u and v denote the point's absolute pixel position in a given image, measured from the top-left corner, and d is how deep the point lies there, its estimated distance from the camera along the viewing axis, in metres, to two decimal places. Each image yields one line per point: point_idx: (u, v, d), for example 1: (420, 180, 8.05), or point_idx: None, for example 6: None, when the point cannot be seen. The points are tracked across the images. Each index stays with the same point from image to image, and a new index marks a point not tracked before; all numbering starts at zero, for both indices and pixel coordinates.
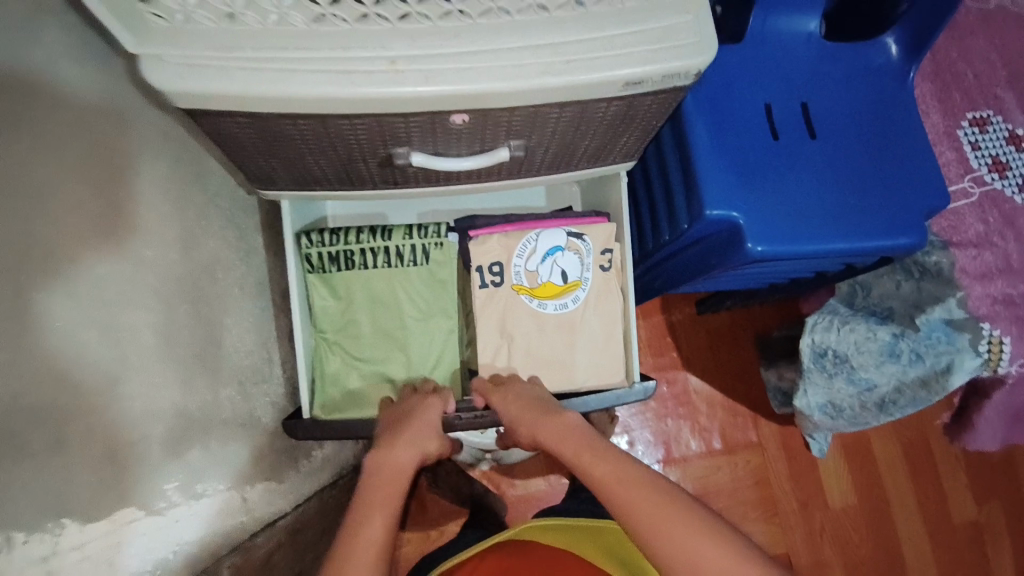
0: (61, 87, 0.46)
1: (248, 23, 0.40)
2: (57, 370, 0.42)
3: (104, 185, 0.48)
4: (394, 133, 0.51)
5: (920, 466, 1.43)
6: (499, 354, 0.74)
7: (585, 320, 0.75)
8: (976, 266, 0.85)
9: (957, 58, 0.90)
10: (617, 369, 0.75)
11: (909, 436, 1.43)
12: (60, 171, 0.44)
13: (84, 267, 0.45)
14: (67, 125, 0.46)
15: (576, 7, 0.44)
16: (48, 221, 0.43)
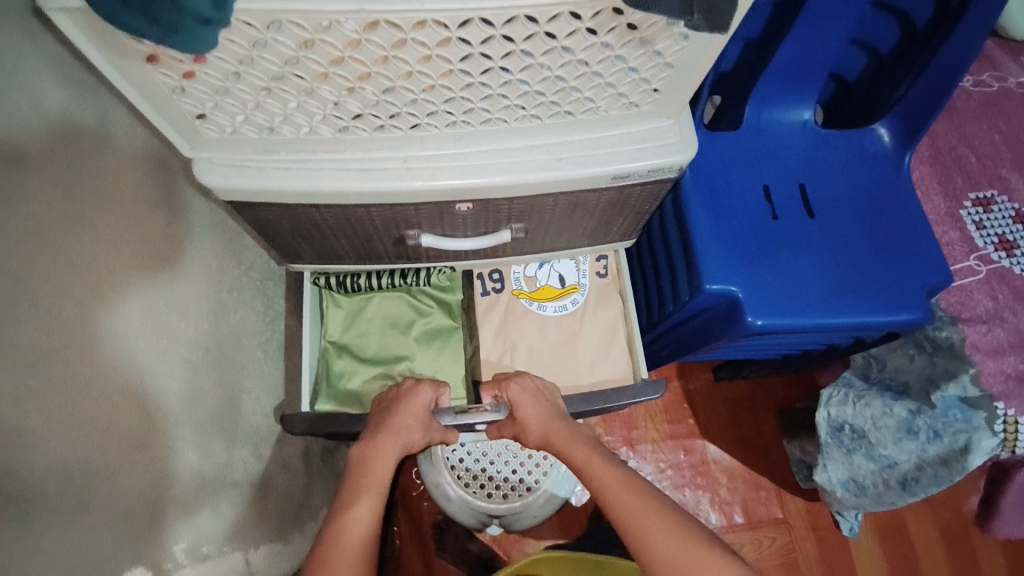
0: (123, 177, 0.51)
1: (284, 134, 0.46)
2: (87, 433, 0.44)
3: (152, 267, 0.52)
4: (406, 219, 0.57)
5: (958, 551, 1.33)
6: (504, 355, 0.80)
7: (585, 321, 0.82)
8: (987, 341, 0.84)
9: (957, 142, 0.94)
10: (622, 368, 0.80)
11: (944, 517, 1.35)
12: (115, 257, 0.48)
13: (124, 339, 0.48)
14: (126, 214, 0.50)
15: (566, 116, 0.49)
16: (96, 298, 0.46)
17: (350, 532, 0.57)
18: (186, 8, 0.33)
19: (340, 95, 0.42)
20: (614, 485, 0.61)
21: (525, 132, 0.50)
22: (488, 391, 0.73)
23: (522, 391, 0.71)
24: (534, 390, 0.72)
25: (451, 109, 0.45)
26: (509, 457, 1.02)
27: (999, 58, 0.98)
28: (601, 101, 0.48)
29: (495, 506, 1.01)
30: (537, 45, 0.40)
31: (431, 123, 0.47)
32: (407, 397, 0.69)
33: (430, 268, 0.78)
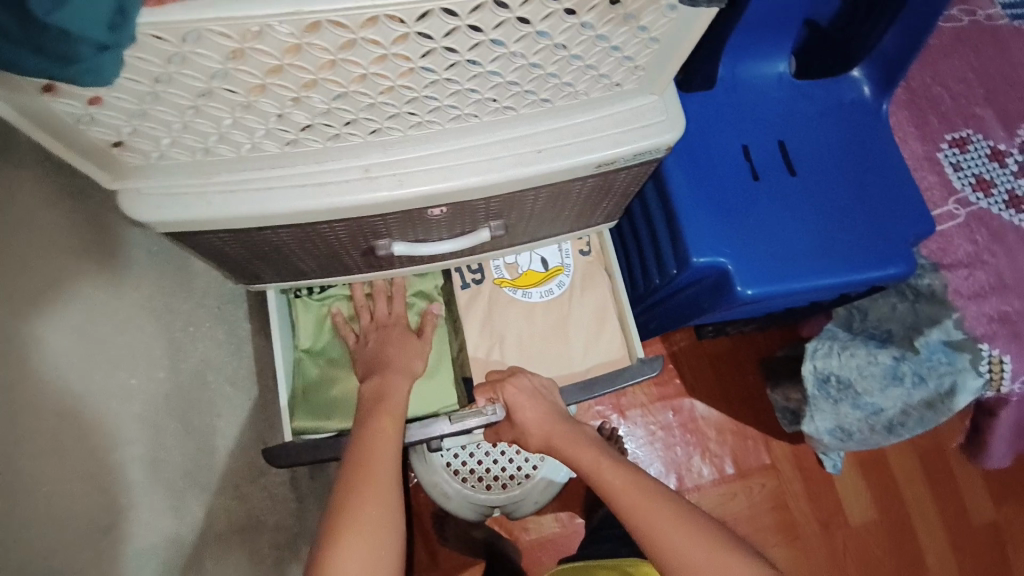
0: (37, 223, 0.43)
1: (222, 155, 0.40)
2: (31, 529, 0.38)
3: (86, 327, 0.45)
4: (373, 230, 0.52)
5: (936, 474, 1.41)
6: (492, 350, 0.76)
7: (573, 305, 0.78)
8: (969, 285, 0.85)
9: (931, 82, 0.92)
10: (616, 351, 0.77)
11: (923, 445, 1.42)
12: (43, 323, 0.41)
13: (65, 415, 0.42)
14: (48, 269, 0.43)
15: (543, 104, 0.44)
16: (26, 375, 0.39)
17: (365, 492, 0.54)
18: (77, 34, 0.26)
19: (283, 106, 0.36)
20: (627, 488, 0.59)
21: (498, 124, 0.45)
22: (481, 394, 0.71)
23: (520, 388, 0.69)
24: (532, 388, 0.70)
25: (414, 110, 0.40)
26: (505, 446, 1.01)
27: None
28: (581, 85, 0.43)
29: (495, 497, 1.00)
30: (509, 33, 0.34)
31: (393, 126, 0.41)
32: (394, 338, 0.72)
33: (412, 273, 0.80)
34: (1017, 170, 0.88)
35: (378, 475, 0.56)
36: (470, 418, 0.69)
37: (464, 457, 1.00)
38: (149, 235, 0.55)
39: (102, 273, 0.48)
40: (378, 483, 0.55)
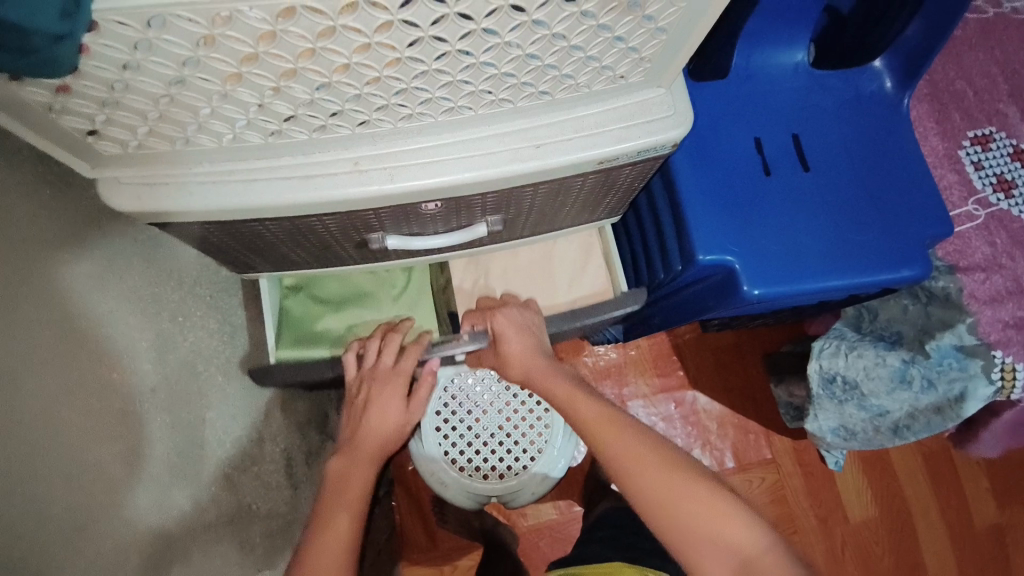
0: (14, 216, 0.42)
1: (202, 144, 0.38)
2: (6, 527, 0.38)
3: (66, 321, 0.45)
4: (366, 223, 0.50)
5: (939, 474, 1.39)
6: (477, 280, 0.76)
7: (560, 242, 0.79)
8: (985, 290, 0.82)
9: (955, 76, 0.87)
10: (601, 284, 0.77)
11: (927, 445, 1.40)
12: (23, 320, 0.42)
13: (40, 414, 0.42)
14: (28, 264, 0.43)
15: (541, 96, 0.41)
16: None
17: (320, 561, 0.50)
18: (29, 27, 0.25)
19: (263, 96, 0.34)
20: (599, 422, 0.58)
21: (493, 116, 0.42)
22: (469, 320, 0.70)
23: (508, 319, 0.69)
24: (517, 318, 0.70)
25: (403, 102, 0.37)
26: (503, 436, 1.01)
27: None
28: (582, 78, 0.40)
29: (491, 488, 0.99)
30: (501, 22, 0.32)
31: (382, 118, 0.39)
32: (384, 400, 0.63)
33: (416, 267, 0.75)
34: None
35: (339, 536, 0.52)
36: (450, 346, 0.67)
37: (462, 447, 1.00)
38: (135, 224, 0.54)
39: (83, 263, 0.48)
40: (337, 547, 0.51)
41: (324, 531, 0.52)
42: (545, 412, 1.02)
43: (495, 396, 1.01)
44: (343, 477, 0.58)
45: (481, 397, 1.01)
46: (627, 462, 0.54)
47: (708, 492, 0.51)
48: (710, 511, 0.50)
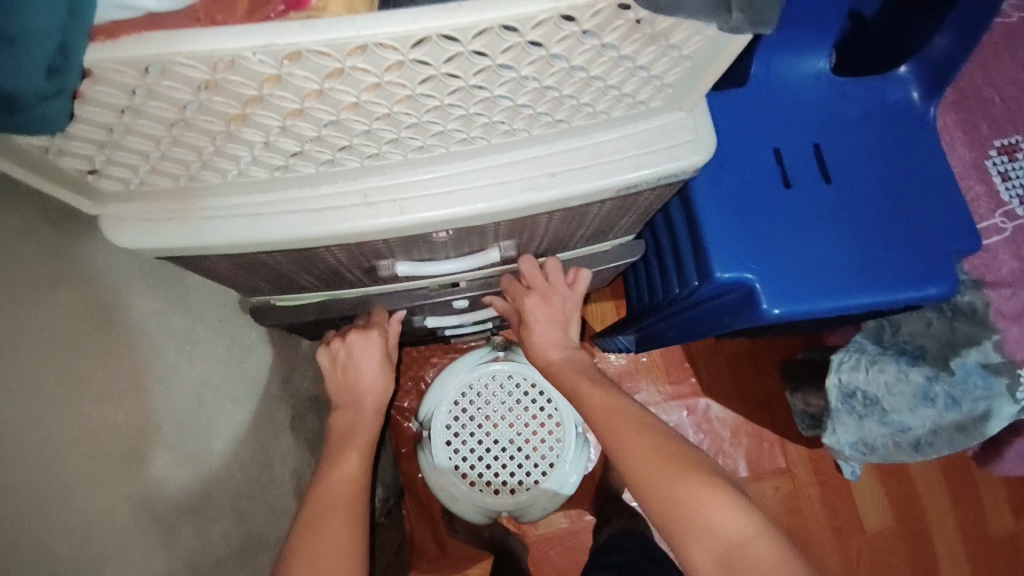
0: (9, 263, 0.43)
1: (207, 181, 0.37)
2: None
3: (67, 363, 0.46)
4: (376, 251, 0.49)
5: (958, 484, 1.36)
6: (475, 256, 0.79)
7: None
8: (1013, 305, 0.78)
9: (982, 81, 0.84)
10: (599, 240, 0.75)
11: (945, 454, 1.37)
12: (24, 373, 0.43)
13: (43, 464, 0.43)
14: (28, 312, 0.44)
15: (557, 124, 0.40)
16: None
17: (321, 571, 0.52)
18: (14, 88, 0.25)
19: (269, 135, 0.32)
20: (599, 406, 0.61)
21: (508, 145, 0.41)
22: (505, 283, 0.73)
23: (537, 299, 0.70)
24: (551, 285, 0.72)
25: (414, 135, 0.36)
26: (514, 450, 0.99)
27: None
28: (600, 106, 0.39)
29: (502, 503, 0.97)
30: (517, 57, 0.30)
31: (392, 150, 0.37)
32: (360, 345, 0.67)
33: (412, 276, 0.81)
34: None
35: (339, 514, 0.56)
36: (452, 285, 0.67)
37: (473, 461, 0.98)
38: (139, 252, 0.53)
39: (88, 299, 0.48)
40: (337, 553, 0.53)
41: (327, 489, 0.58)
42: (557, 426, 1.00)
43: (506, 410, 1.00)
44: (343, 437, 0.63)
45: (492, 410, 1.00)
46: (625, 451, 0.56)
47: (698, 479, 0.51)
48: (700, 496, 0.50)
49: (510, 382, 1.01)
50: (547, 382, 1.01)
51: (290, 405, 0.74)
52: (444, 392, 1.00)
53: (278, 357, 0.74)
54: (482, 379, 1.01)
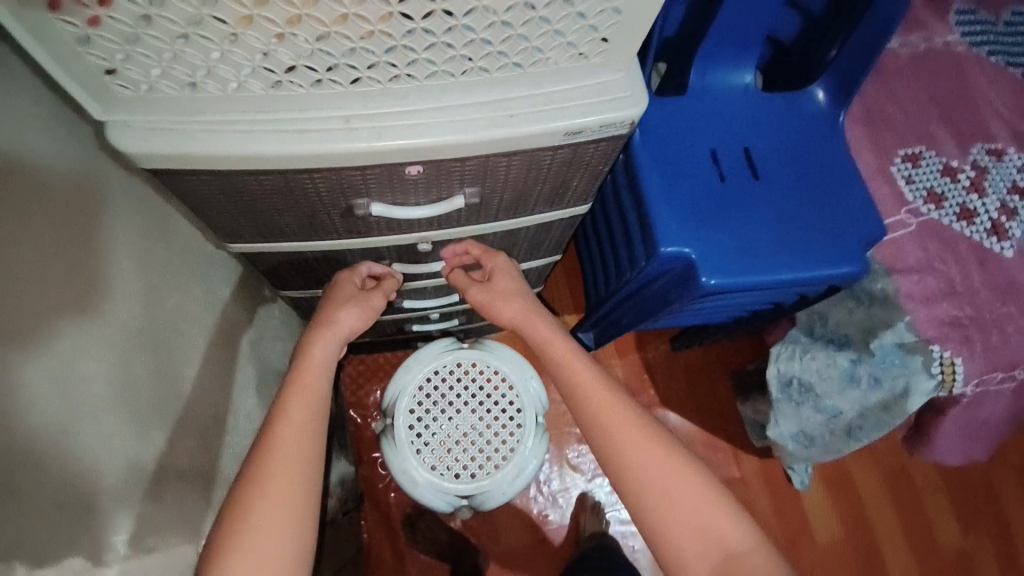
0: (42, 164, 0.48)
1: (208, 92, 0.42)
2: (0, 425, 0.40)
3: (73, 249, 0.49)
4: (353, 186, 0.54)
5: (902, 495, 1.43)
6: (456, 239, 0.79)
7: None
8: (920, 290, 0.88)
9: (886, 101, 0.98)
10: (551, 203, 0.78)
11: (888, 464, 1.45)
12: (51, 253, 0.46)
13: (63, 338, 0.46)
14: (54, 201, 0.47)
15: (514, 68, 0.47)
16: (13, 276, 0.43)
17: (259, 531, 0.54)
18: None
19: (268, 42, 0.39)
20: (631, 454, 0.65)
21: (472, 86, 0.48)
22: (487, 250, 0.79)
23: (505, 263, 0.76)
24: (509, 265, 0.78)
25: (394, 61, 0.43)
26: (476, 436, 1.01)
27: (927, 19, 1.06)
28: (550, 53, 0.46)
29: (461, 487, 0.98)
30: None
31: (373, 77, 0.44)
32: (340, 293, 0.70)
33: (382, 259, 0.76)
34: (968, 186, 0.94)
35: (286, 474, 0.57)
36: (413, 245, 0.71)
37: (436, 445, 1.00)
38: (134, 183, 0.58)
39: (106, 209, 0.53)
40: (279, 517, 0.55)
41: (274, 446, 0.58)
42: (518, 413, 1.03)
43: (470, 395, 1.03)
44: (301, 355, 0.65)
45: (457, 396, 1.03)
46: (642, 475, 0.64)
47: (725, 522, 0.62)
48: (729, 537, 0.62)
49: (474, 370, 1.04)
50: (510, 369, 1.04)
51: (256, 367, 0.77)
52: (409, 377, 1.02)
53: (250, 321, 0.77)
54: (446, 367, 1.04)
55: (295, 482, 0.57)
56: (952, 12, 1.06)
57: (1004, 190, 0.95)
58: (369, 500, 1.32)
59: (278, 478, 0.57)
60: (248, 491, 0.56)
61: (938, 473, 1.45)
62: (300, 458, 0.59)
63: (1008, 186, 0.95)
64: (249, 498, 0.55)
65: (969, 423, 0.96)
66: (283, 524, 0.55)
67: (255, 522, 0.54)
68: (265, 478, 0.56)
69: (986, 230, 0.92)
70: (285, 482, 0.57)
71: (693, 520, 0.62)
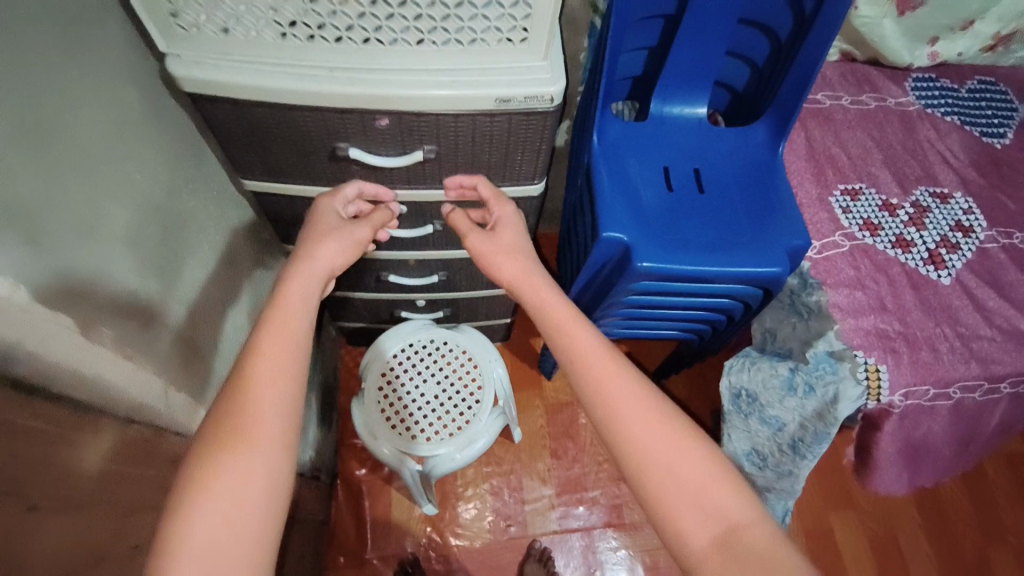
0: None
1: (236, 37, 0.61)
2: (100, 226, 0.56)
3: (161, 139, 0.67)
4: (337, 129, 0.71)
5: (888, 566, 1.31)
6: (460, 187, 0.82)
7: None
8: (849, 302, 0.96)
9: (831, 144, 1.10)
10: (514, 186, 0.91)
11: (873, 528, 1.34)
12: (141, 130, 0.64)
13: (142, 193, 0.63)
14: (149, 100, 0.66)
15: (457, 45, 0.64)
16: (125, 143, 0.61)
17: (233, 468, 0.50)
18: None
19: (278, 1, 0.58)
20: (628, 430, 0.58)
21: (425, 56, 0.65)
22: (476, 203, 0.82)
23: (508, 212, 0.78)
24: (516, 217, 0.79)
25: (365, 25, 0.61)
26: (436, 405, 1.10)
27: (880, 82, 1.16)
28: (482, 34, 0.63)
29: (415, 448, 1.06)
30: None
31: (351, 38, 0.62)
32: (323, 229, 0.70)
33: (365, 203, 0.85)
34: (906, 220, 1.03)
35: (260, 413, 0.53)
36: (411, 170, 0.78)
37: (398, 407, 1.10)
38: None
39: (178, 123, 0.72)
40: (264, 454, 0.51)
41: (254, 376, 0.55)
42: (478, 389, 1.13)
43: (437, 369, 1.13)
44: (279, 291, 0.62)
45: (425, 368, 1.13)
46: (632, 430, 0.58)
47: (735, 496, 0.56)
48: (748, 521, 0.54)
49: (444, 347, 1.15)
50: (477, 351, 1.15)
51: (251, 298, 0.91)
52: (386, 345, 1.14)
53: (256, 261, 0.93)
54: (419, 342, 1.16)
55: (272, 425, 0.53)
56: (910, 78, 1.17)
57: (945, 228, 1.02)
58: (342, 482, 1.38)
59: (256, 404, 0.53)
60: (218, 426, 0.52)
61: (929, 544, 1.33)
62: (280, 392, 0.55)
63: (951, 225, 1.03)
64: (223, 434, 0.51)
65: (903, 441, 1.01)
66: (259, 464, 0.51)
67: (226, 459, 0.50)
68: (241, 417, 0.52)
69: (922, 258, 1.00)
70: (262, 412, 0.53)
71: (696, 490, 0.55)
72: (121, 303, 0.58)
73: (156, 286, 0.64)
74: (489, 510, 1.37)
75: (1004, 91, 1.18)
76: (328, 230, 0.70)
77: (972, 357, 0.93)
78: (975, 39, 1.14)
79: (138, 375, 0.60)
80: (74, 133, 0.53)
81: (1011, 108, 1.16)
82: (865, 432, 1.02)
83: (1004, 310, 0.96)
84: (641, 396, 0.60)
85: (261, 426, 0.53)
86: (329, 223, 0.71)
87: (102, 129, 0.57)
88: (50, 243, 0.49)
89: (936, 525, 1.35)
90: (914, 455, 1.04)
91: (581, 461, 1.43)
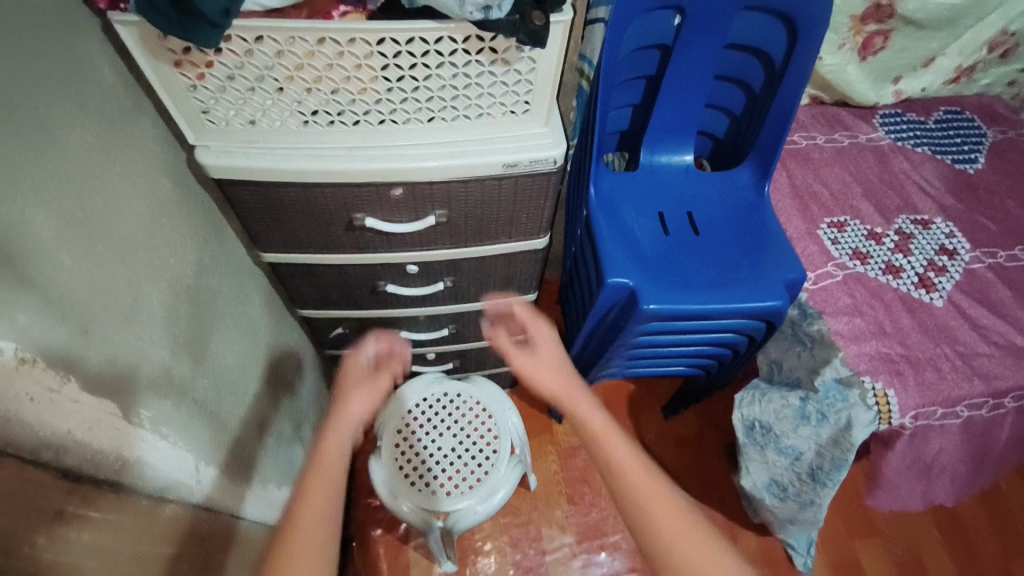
0: None
1: (262, 126, 0.67)
2: (139, 310, 0.58)
3: (189, 220, 0.71)
4: (354, 202, 0.75)
5: None
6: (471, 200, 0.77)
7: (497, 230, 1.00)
8: (849, 329, 0.99)
9: (812, 181, 1.17)
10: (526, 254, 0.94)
11: (899, 553, 1.33)
12: (172, 215, 0.67)
13: (173, 272, 0.66)
14: (178, 185, 0.70)
15: (464, 119, 0.69)
16: (159, 227, 0.64)
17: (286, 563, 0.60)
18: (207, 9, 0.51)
19: (302, 94, 0.63)
20: (645, 495, 0.65)
21: (436, 131, 0.70)
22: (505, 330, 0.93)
23: (546, 333, 0.88)
24: (551, 336, 0.88)
25: (381, 109, 0.66)
26: (453, 458, 1.10)
27: (851, 119, 1.25)
28: (488, 109, 0.69)
29: (436, 504, 1.05)
30: (432, 60, 0.61)
31: (368, 121, 0.67)
32: (355, 387, 0.85)
33: (377, 264, 0.88)
34: (893, 248, 1.08)
35: (310, 517, 0.65)
36: (417, 205, 0.77)
37: (416, 463, 1.10)
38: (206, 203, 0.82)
39: (205, 205, 0.76)
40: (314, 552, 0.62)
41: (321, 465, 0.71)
42: (495, 439, 1.13)
43: (452, 422, 1.14)
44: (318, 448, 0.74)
45: (441, 422, 1.14)
46: (638, 492, 0.65)
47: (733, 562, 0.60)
48: None
49: (458, 400, 1.17)
50: (490, 401, 1.16)
51: (269, 365, 0.92)
52: (401, 401, 1.15)
53: (272, 328, 0.95)
54: (433, 396, 1.17)
55: (328, 520, 0.65)
56: (879, 115, 1.25)
57: (931, 252, 1.08)
58: (357, 546, 1.34)
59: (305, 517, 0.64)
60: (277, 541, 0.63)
61: (958, 567, 1.31)
62: (330, 496, 0.68)
63: (936, 248, 1.08)
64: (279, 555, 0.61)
65: (916, 460, 1.03)
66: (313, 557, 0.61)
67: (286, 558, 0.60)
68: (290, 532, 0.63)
69: (913, 283, 1.04)
70: (309, 528, 0.64)
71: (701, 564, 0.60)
72: (159, 383, 0.60)
73: (187, 363, 0.66)
74: (509, 564, 1.34)
75: (970, 119, 1.26)
76: (360, 382, 0.86)
77: (974, 374, 0.96)
78: (938, 74, 1.22)
79: (174, 454, 0.61)
80: (114, 223, 0.56)
81: (980, 133, 1.24)
82: (880, 454, 1.04)
83: (999, 326, 1.00)
84: (654, 468, 0.68)
85: (309, 525, 0.64)
86: (359, 376, 0.87)
87: (139, 218, 0.61)
88: (99, 332, 0.52)
89: (961, 548, 1.34)
90: (929, 473, 1.06)
91: (599, 506, 1.40)
